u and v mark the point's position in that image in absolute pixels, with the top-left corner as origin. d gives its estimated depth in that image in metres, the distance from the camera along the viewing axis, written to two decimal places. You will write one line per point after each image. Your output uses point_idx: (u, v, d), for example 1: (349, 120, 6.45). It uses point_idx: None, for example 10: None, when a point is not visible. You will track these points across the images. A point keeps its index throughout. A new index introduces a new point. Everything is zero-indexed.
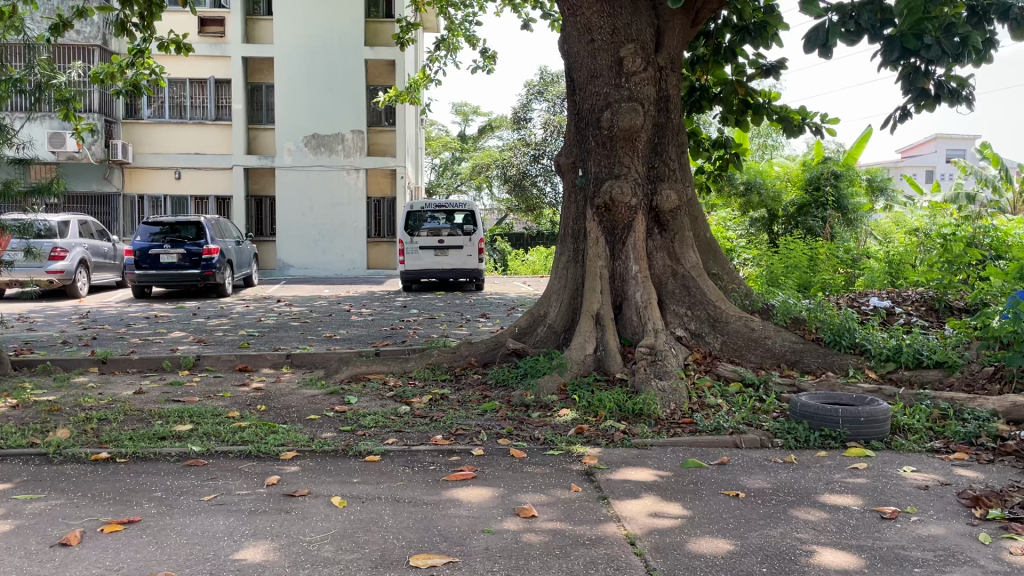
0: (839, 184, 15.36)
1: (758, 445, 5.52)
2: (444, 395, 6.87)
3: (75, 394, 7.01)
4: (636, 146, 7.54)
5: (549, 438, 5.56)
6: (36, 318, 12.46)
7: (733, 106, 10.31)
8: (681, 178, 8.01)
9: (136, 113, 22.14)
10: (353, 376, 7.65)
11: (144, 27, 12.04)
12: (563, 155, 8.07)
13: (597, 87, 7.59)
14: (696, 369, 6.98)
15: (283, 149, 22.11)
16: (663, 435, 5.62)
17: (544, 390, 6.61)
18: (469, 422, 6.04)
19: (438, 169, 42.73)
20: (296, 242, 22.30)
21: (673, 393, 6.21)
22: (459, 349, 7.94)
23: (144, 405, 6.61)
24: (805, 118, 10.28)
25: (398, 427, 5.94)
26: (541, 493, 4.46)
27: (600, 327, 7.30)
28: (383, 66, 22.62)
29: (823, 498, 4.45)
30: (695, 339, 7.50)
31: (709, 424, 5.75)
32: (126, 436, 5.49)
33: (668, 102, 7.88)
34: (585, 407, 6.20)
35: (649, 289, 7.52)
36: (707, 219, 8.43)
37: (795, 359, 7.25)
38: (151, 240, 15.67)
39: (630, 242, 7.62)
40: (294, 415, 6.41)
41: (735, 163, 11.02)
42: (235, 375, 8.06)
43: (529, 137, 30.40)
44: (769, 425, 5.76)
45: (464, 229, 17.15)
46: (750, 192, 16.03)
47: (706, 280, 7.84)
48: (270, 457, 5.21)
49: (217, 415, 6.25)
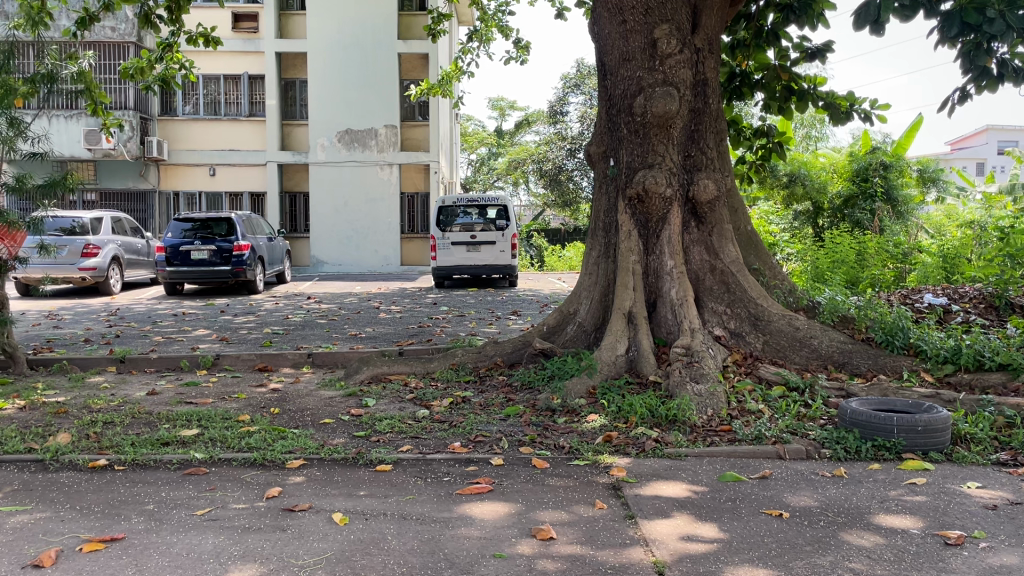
0: (888, 175, 14.56)
1: (804, 456, 5.05)
2: (466, 398, 6.50)
3: (87, 395, 6.79)
4: (670, 134, 7.08)
5: (575, 446, 5.15)
6: (65, 315, 12.41)
7: (775, 93, 9.77)
8: (720, 168, 7.51)
9: (171, 110, 22.18)
10: (374, 377, 7.32)
11: (172, 21, 11.85)
12: (593, 143, 7.64)
13: (629, 71, 7.15)
14: (736, 371, 6.53)
15: (316, 145, 21.95)
16: (698, 444, 5.17)
17: (572, 393, 6.22)
18: (491, 428, 5.66)
19: (475, 165, 42.59)
20: (330, 238, 22.15)
21: (711, 398, 5.77)
22: (485, 349, 7.57)
23: (154, 407, 6.35)
24: (854, 104, 9.71)
25: (414, 432, 5.57)
26: (561, 509, 4.07)
27: (632, 326, 6.88)
28: (416, 60, 22.37)
29: (878, 520, 3.98)
30: (734, 339, 7.04)
31: (749, 432, 5.29)
32: (128, 442, 5.21)
33: (706, 86, 7.39)
34: (615, 413, 5.77)
35: (684, 286, 7.07)
36: (748, 211, 7.92)
37: (843, 361, 6.76)
38: (182, 237, 15.56)
39: (665, 237, 7.17)
40: (307, 418, 6.09)
41: (778, 153, 10.46)
42: (254, 376, 7.78)
43: (566, 131, 29.97)
44: (816, 434, 5.27)
45: (497, 225, 16.75)
46: (794, 184, 15.47)
47: (746, 275, 7.35)
48: (276, 466, 4.89)
49: (227, 418, 5.95)
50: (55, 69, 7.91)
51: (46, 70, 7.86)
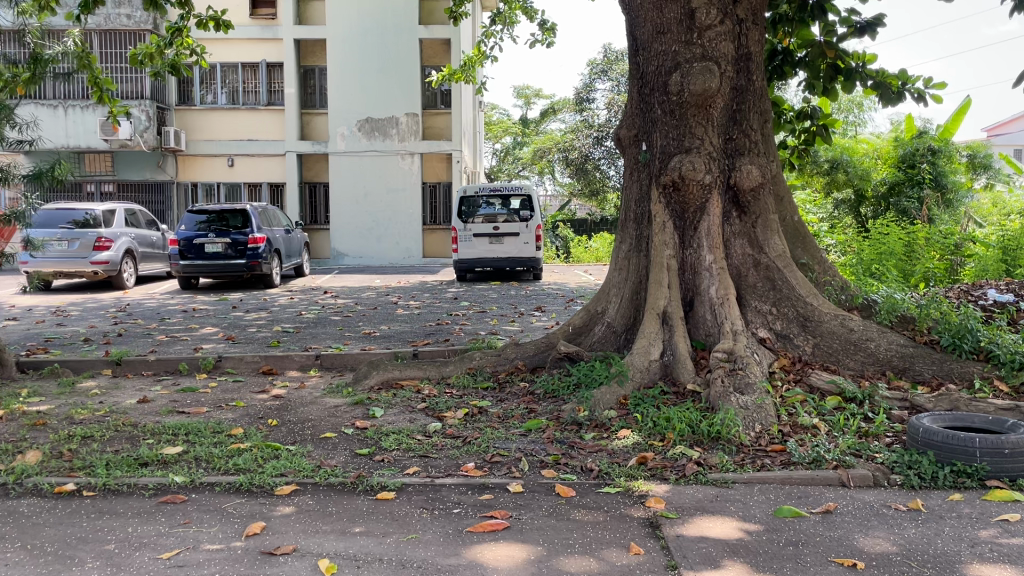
0: (936, 161, 13.69)
1: (871, 483, 4.36)
2: (483, 409, 5.86)
3: (72, 403, 6.25)
4: (710, 114, 6.39)
5: (605, 470, 4.52)
6: (72, 311, 11.97)
7: (820, 72, 9.00)
8: (765, 151, 6.78)
9: (189, 99, 21.76)
10: (384, 383, 6.72)
11: (179, 3, 11.26)
12: (623, 126, 6.96)
13: (663, 45, 6.48)
14: (784, 378, 5.85)
15: (336, 135, 21.40)
16: (747, 468, 4.50)
17: (600, 404, 5.55)
18: (509, 446, 5.02)
19: (500, 154, 41.94)
20: (350, 230, 21.61)
21: (758, 412, 5.08)
22: (505, 352, 6.94)
23: (142, 418, 5.79)
24: (907, 83, 8.96)
25: (423, 450, 4.96)
26: (588, 555, 3.44)
27: (666, 328, 6.21)
28: (438, 46, 21.77)
29: (972, 572, 3.29)
30: (781, 341, 6.35)
31: (806, 454, 4.59)
32: (102, 462, 4.66)
33: (749, 61, 6.66)
34: (650, 428, 5.11)
35: (725, 283, 6.39)
36: (794, 200, 7.19)
37: (903, 367, 6.05)
38: (196, 230, 15.08)
39: (703, 228, 6.47)
40: (306, 432, 5.48)
41: (823, 137, 9.68)
42: (257, 380, 7.22)
43: (593, 118, 29.23)
44: (883, 457, 4.57)
45: (521, 215, 16.08)
46: (836, 170, 14.76)
47: (794, 270, 6.62)
48: (263, 492, 4.30)
49: (218, 432, 5.37)
50: (41, 51, 7.41)
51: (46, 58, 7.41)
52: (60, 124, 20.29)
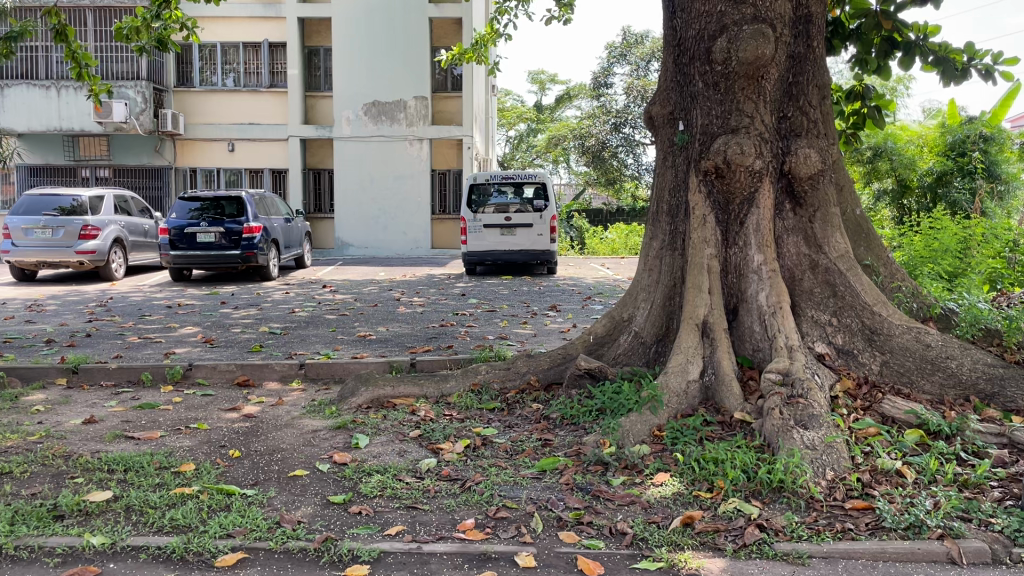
0: (988, 149, 12.65)
1: (987, 560, 3.36)
2: (488, 441, 4.87)
3: (4, 424, 5.29)
4: (762, 88, 5.38)
5: (641, 535, 3.53)
6: (48, 306, 11.08)
7: (872, 48, 7.86)
8: (825, 132, 5.74)
9: (189, 81, 20.85)
10: (374, 402, 5.72)
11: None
12: (656, 102, 5.94)
13: (707, 5, 5.47)
14: (851, 406, 4.80)
15: (341, 119, 20.41)
16: (826, 535, 3.49)
17: (629, 435, 4.57)
18: (519, 494, 4.05)
19: (513, 141, 41.04)
20: (356, 218, 20.65)
21: (830, 454, 4.07)
22: (516, 364, 5.96)
23: (81, 447, 4.84)
24: (973, 59, 7.85)
25: (412, 499, 3.98)
26: None
27: (707, 342, 5.22)
28: (450, 25, 20.71)
29: None
30: (843, 358, 5.32)
31: (902, 517, 3.58)
32: (6, 513, 3.70)
33: (809, 24, 5.59)
34: (692, 473, 4.12)
35: (778, 289, 5.36)
36: (856, 190, 6.13)
37: (992, 392, 4.98)
38: (188, 218, 14.09)
39: (751, 222, 5.45)
40: (272, 470, 4.49)
41: (874, 120, 8.52)
42: (230, 394, 6.26)
43: (610, 104, 28.29)
44: (1003, 523, 3.55)
45: (535, 205, 15.04)
46: (879, 158, 13.72)
47: (858, 274, 5.58)
48: (201, 562, 3.34)
49: (165, 469, 4.41)
50: None
51: (17, 27, 6.71)
52: (51, 106, 19.37)
